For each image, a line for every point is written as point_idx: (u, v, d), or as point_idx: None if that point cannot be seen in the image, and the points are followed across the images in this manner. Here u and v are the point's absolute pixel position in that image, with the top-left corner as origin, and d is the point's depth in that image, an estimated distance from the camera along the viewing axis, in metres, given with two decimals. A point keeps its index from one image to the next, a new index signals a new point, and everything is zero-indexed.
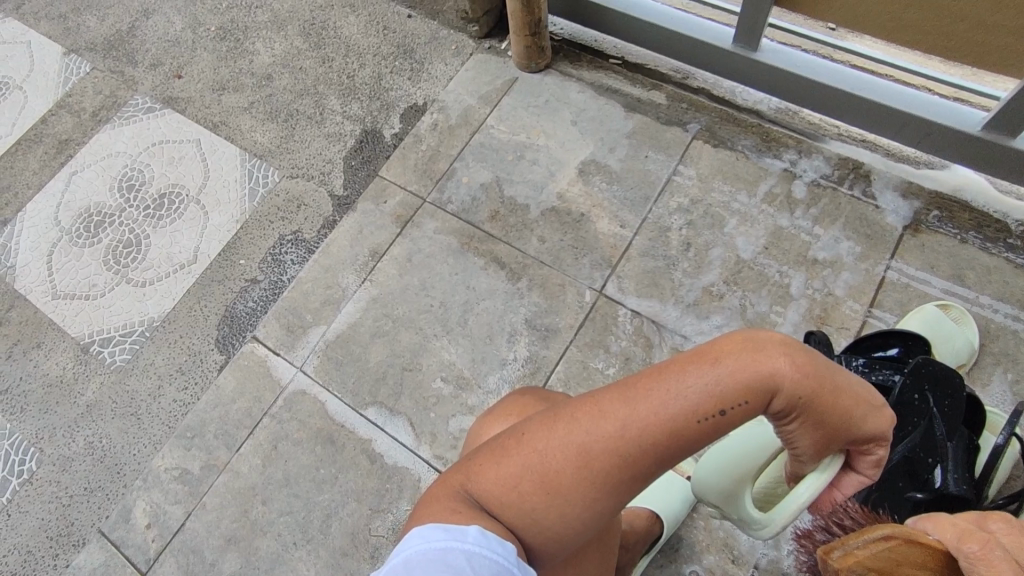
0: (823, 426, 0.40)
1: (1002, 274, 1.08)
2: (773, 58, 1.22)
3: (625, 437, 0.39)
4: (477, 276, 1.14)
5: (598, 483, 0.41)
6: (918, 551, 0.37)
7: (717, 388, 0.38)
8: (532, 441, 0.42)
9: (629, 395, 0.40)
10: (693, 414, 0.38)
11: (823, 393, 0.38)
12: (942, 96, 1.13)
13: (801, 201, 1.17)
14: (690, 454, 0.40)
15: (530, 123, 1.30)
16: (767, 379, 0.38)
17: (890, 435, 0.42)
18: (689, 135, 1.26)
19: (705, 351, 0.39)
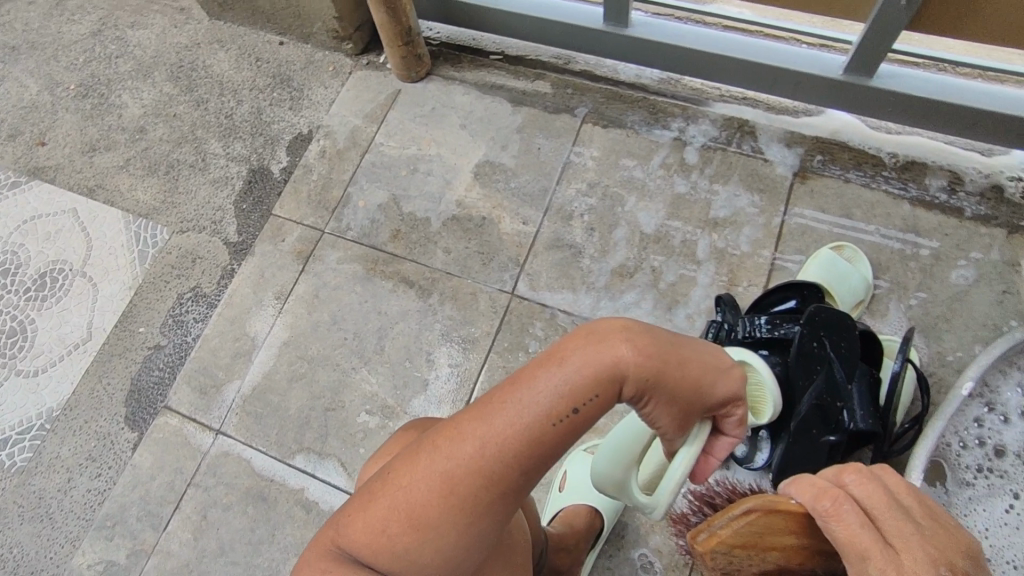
0: (678, 402, 0.41)
1: (886, 205, 1.12)
2: (644, 31, 1.23)
3: (487, 454, 0.40)
4: (389, 299, 1.12)
5: (467, 509, 0.41)
6: (778, 519, 0.38)
7: (567, 387, 0.39)
8: (397, 480, 0.42)
9: (484, 412, 0.40)
10: (548, 417, 0.39)
11: (668, 371, 0.40)
12: (810, 46, 1.18)
13: (694, 165, 1.19)
14: (553, 459, 0.41)
15: (418, 133, 1.28)
16: (612, 369, 0.39)
17: (744, 395, 0.44)
18: (578, 119, 1.26)
19: (554, 352, 0.40)
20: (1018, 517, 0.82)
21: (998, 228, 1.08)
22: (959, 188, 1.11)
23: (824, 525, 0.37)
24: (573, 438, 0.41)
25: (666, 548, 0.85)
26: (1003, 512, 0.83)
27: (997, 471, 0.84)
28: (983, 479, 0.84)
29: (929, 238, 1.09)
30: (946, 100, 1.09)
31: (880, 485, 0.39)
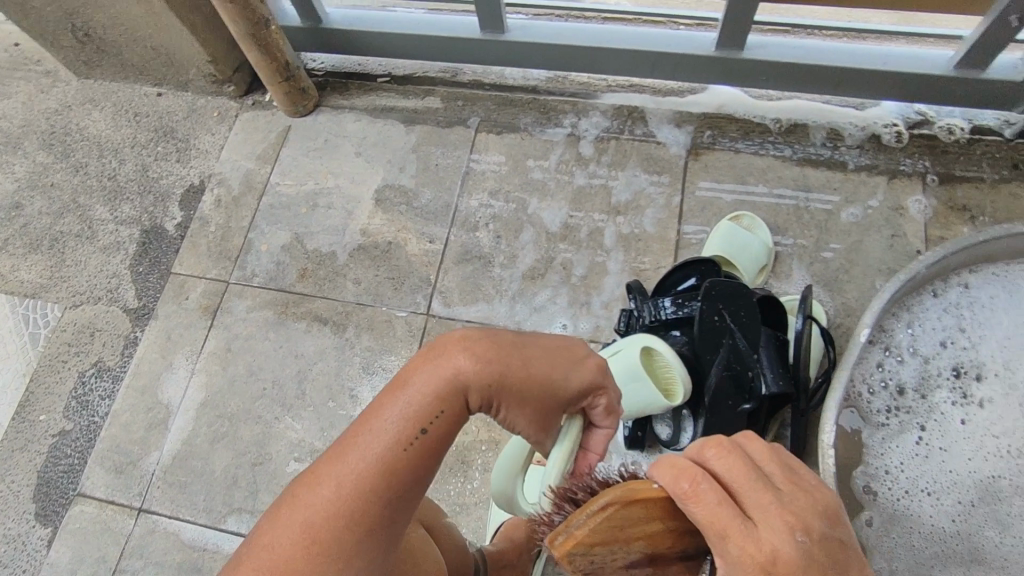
0: (525, 400, 0.51)
1: (776, 169, 1.16)
2: (522, 35, 1.23)
3: (352, 486, 0.47)
4: (305, 341, 1.08)
5: (334, 550, 0.46)
6: (637, 510, 0.38)
7: (417, 402, 0.50)
8: (269, 535, 0.47)
9: (345, 448, 0.49)
10: (402, 435, 0.49)
11: (509, 372, 0.51)
12: (688, 27, 1.22)
13: (590, 157, 1.20)
14: (415, 480, 0.49)
15: (314, 167, 1.25)
16: (453, 381, 0.50)
17: (603, 385, 0.52)
18: (472, 129, 1.26)
19: (404, 377, 0.51)
20: (926, 447, 0.86)
21: (879, 176, 1.13)
22: (839, 144, 1.16)
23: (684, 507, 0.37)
24: (429, 456, 0.49)
25: None
26: (913, 445, 0.86)
27: (904, 408, 0.88)
28: (894, 417, 0.87)
29: (819, 195, 1.13)
30: (811, 62, 1.13)
31: (739, 452, 0.40)
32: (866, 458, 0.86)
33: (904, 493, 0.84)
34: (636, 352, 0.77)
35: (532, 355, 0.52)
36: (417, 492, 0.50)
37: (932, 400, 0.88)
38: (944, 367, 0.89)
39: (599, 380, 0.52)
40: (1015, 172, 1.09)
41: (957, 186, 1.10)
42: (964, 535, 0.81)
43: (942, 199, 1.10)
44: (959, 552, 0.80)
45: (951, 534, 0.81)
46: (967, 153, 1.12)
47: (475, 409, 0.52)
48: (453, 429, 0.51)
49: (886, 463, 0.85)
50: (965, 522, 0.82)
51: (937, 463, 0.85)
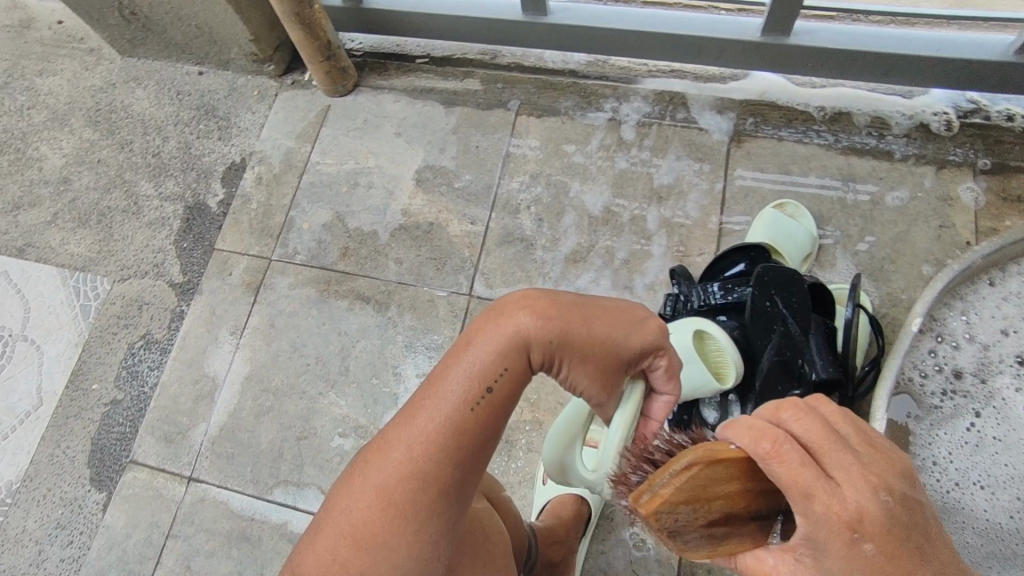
0: (587, 358, 0.50)
1: (820, 158, 1.15)
2: (563, 18, 1.22)
3: (421, 450, 0.50)
4: (348, 318, 1.10)
5: (409, 511, 0.50)
6: (719, 469, 0.38)
7: (482, 364, 0.51)
8: (349, 496, 0.51)
9: (414, 414, 0.51)
10: (467, 398, 0.50)
11: (571, 331, 0.50)
12: (731, 12, 1.20)
13: (631, 142, 1.20)
14: (481, 442, 0.51)
15: (354, 147, 1.26)
16: (515, 341, 0.51)
17: (664, 345, 0.51)
18: (512, 112, 1.26)
19: (468, 338, 0.52)
20: (978, 434, 0.86)
21: (927, 166, 1.12)
22: (886, 133, 1.15)
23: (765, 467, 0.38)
24: (494, 418, 0.51)
25: None
26: (965, 433, 0.86)
27: (961, 392, 0.88)
28: (949, 400, 0.88)
29: (865, 184, 1.12)
30: (860, 49, 1.11)
31: (815, 413, 0.40)
32: (913, 450, 0.86)
33: (955, 485, 0.84)
34: (689, 337, 0.77)
35: (594, 314, 0.51)
36: (483, 453, 0.52)
37: (993, 386, 0.87)
38: (1006, 354, 0.89)
39: (660, 341, 0.51)
40: None
41: (1009, 177, 1.09)
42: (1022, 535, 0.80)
43: (993, 190, 1.08)
44: (1018, 555, 0.80)
45: (1008, 531, 0.81)
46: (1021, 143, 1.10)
47: (537, 367, 0.52)
48: (516, 391, 0.52)
49: (935, 452, 0.86)
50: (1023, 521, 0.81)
51: (991, 455, 0.84)
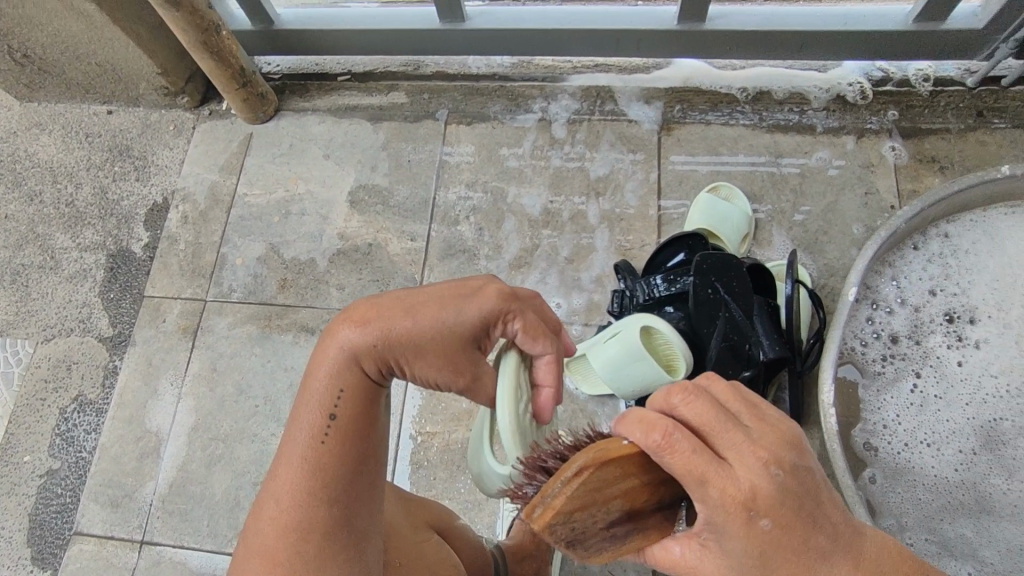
0: (424, 348, 0.54)
1: (747, 138, 1.17)
2: (481, 23, 1.20)
3: (291, 498, 0.52)
4: (294, 352, 1.06)
5: (299, 564, 0.51)
6: (611, 469, 0.38)
7: (324, 393, 0.54)
8: (241, 567, 0.52)
9: (280, 466, 0.53)
10: (318, 431, 0.53)
11: (398, 328, 0.53)
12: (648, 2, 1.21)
13: (563, 139, 1.19)
14: (348, 467, 0.53)
15: (282, 174, 1.21)
16: (343, 359, 0.54)
17: (503, 308, 0.54)
18: (441, 122, 1.24)
19: (306, 377, 0.55)
20: (922, 394, 0.89)
21: (847, 136, 1.15)
22: (806, 108, 1.18)
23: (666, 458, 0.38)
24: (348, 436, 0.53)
25: None
26: (907, 394, 0.89)
27: (899, 355, 0.90)
28: (890, 365, 0.90)
29: (791, 158, 1.15)
30: (772, 29, 1.14)
31: (703, 395, 0.40)
32: (864, 415, 0.88)
33: (904, 445, 0.87)
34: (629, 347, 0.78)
35: (418, 305, 0.54)
36: (356, 478, 0.53)
37: (927, 345, 0.91)
38: (936, 314, 0.92)
39: (496, 305, 0.54)
40: (978, 121, 1.12)
41: (924, 139, 1.13)
42: (969, 484, 0.84)
43: (910, 153, 1.12)
44: (967, 502, 0.84)
45: (956, 483, 0.85)
46: (931, 105, 1.14)
47: (383, 370, 0.55)
48: (364, 406, 0.54)
49: (884, 416, 0.88)
50: (968, 471, 0.85)
51: (933, 412, 0.88)
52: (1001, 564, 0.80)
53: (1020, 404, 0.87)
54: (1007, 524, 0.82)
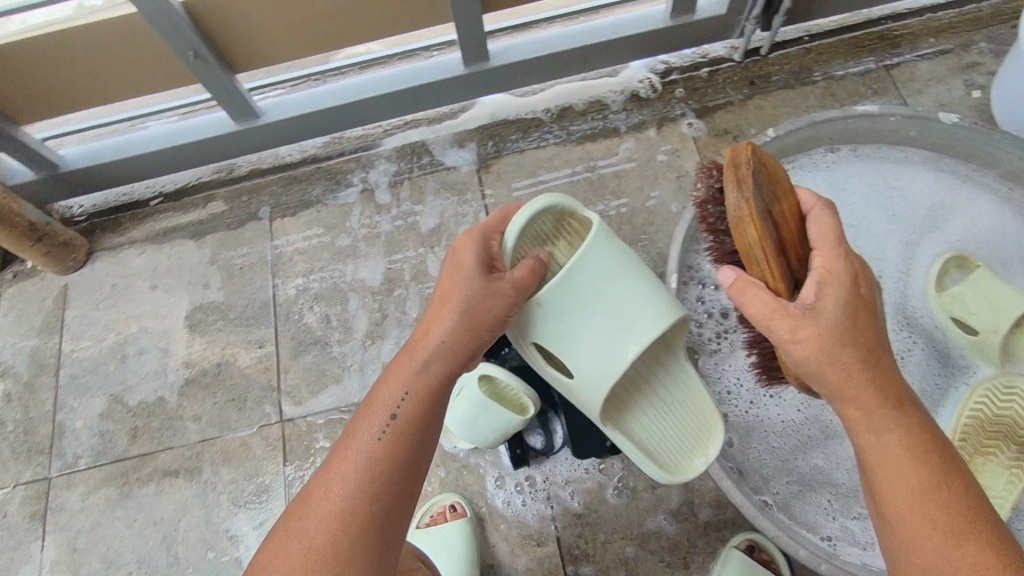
0: (457, 320, 0.65)
1: (560, 155, 1.21)
2: (277, 114, 1.17)
3: (344, 488, 0.60)
4: (161, 501, 1.01)
5: (333, 551, 0.57)
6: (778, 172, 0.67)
7: (389, 397, 0.64)
8: (280, 546, 0.58)
9: (341, 456, 0.62)
10: (378, 430, 0.62)
11: (440, 310, 0.66)
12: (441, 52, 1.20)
13: (388, 203, 1.18)
14: (395, 472, 0.61)
15: (109, 318, 1.14)
16: (407, 366, 0.65)
17: (489, 243, 0.69)
18: (266, 220, 1.19)
19: (379, 384, 0.66)
20: None
21: (649, 128, 1.21)
22: (607, 113, 1.23)
23: (827, 215, 0.66)
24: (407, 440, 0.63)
25: (535, 563, 0.91)
26: (742, 359, 0.96)
27: (731, 328, 0.97)
28: (724, 340, 0.96)
29: (605, 161, 1.20)
30: (553, 51, 1.18)
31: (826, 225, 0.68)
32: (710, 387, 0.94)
33: (750, 404, 0.93)
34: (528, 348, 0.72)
35: (445, 294, 0.67)
36: (399, 485, 0.61)
37: None
38: None
39: (485, 245, 0.68)
40: (753, 89, 1.22)
41: (713, 115, 1.21)
42: (813, 419, 0.92)
43: (706, 131, 1.20)
44: (814, 435, 0.91)
45: (804, 423, 0.92)
46: (711, 84, 1.23)
47: (437, 364, 0.65)
48: (427, 407, 0.65)
49: (726, 384, 0.95)
50: (809, 407, 0.92)
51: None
52: (851, 482, 0.89)
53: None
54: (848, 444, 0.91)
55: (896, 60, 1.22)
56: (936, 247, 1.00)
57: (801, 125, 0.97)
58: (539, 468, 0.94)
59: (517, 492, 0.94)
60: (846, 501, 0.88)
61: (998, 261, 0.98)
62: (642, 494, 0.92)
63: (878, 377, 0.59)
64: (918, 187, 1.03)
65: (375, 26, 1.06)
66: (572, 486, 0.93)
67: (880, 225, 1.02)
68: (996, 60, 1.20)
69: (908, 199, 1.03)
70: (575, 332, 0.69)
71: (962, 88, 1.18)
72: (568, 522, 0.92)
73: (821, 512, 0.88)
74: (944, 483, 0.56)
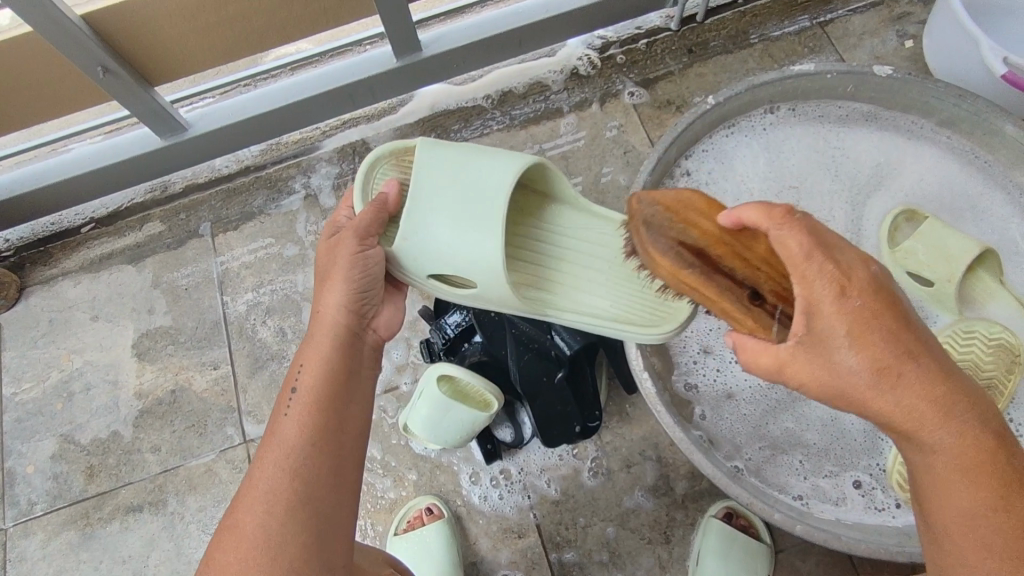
0: (328, 283, 0.66)
1: (505, 141, 1.20)
2: (206, 124, 1.12)
3: (264, 472, 0.57)
4: (127, 539, 0.97)
5: (262, 535, 0.54)
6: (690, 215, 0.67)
7: (293, 375, 0.63)
8: (216, 550, 0.55)
9: (263, 446, 0.60)
10: (287, 409, 0.61)
11: (320, 285, 0.67)
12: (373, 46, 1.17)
13: (333, 206, 1.15)
14: (310, 443, 0.58)
15: (50, 355, 1.08)
16: (306, 343, 0.65)
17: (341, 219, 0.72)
18: (207, 237, 1.14)
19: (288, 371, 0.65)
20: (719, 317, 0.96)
21: (593, 105, 1.20)
22: (548, 93, 1.21)
23: (786, 232, 0.55)
24: (322, 411, 0.60)
25: (517, 555, 0.90)
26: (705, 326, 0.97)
27: None
28: None
29: (550, 143, 1.18)
30: (489, 35, 1.14)
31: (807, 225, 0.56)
32: (677, 361, 0.94)
33: (718, 371, 0.94)
34: (427, 283, 0.72)
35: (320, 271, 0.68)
36: (319, 457, 0.58)
37: None
38: None
39: (337, 222, 0.72)
40: (692, 57, 1.22)
41: (655, 87, 1.20)
42: None
43: (649, 103, 1.19)
44: (783, 399, 0.93)
45: (771, 387, 0.93)
46: (650, 56, 1.22)
47: (329, 330, 0.65)
48: (332, 372, 0.63)
49: (690, 354, 0.95)
50: None
51: None
52: (821, 441, 0.91)
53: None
54: (815, 406, 0.92)
55: (830, 16, 1.22)
56: (886, 203, 1.03)
57: (740, 90, 0.96)
58: (513, 460, 0.93)
59: (493, 487, 0.93)
60: (819, 461, 0.90)
61: (946, 212, 1.01)
62: (617, 473, 0.92)
63: (908, 396, 0.52)
64: (864, 147, 1.04)
65: (299, 23, 1.01)
66: (547, 474, 0.92)
67: (822, 185, 1.04)
68: (925, 9, 1.21)
69: (853, 158, 1.04)
70: (446, 242, 0.68)
71: (895, 40, 1.20)
72: (547, 510, 0.91)
73: (792, 472, 0.89)
74: (1003, 506, 0.51)
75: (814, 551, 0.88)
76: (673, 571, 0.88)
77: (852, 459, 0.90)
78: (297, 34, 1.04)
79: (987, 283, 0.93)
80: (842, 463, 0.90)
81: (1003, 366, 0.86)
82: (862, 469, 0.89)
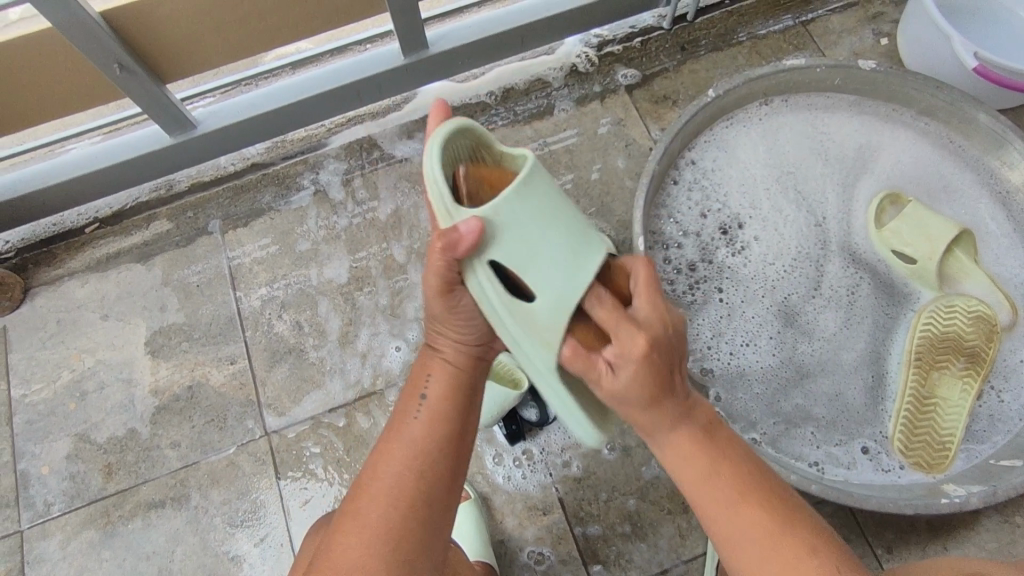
0: (459, 323, 0.67)
1: (509, 135, 1.23)
2: (214, 122, 1.12)
3: (394, 474, 0.61)
4: (150, 535, 0.97)
5: (393, 536, 0.58)
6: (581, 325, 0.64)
7: (418, 388, 0.66)
8: (344, 536, 0.58)
9: (388, 441, 0.63)
10: (411, 415, 0.64)
11: (443, 316, 0.67)
12: (376, 45, 1.19)
13: (343, 199, 1.16)
14: (441, 462, 0.62)
15: (59, 355, 1.07)
16: (432, 358, 0.69)
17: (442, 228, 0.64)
18: (216, 234, 1.15)
19: (413, 378, 0.68)
20: (727, 304, 1.02)
21: (592, 101, 1.24)
22: (549, 90, 1.25)
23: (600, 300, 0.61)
24: (454, 424, 0.65)
25: (543, 532, 0.93)
26: (714, 312, 1.02)
27: (700, 279, 1.03)
28: (697, 291, 1.03)
29: (553, 138, 1.23)
30: (492, 33, 1.17)
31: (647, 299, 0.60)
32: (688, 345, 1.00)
33: (731, 354, 1.00)
34: (489, 285, 0.63)
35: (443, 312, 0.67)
36: (450, 476, 0.63)
37: (718, 261, 1.04)
38: (713, 231, 1.06)
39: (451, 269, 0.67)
40: (684, 54, 1.27)
41: (651, 83, 1.25)
42: (784, 360, 0.99)
43: (646, 99, 1.24)
44: (787, 373, 0.99)
45: (775, 364, 0.99)
46: (645, 53, 1.27)
47: (452, 361, 0.68)
48: (461, 400, 0.67)
49: (704, 340, 1.00)
50: (777, 351, 1.00)
51: (739, 317, 1.02)
52: (828, 414, 0.96)
53: (797, 274, 1.04)
54: (819, 380, 0.98)
55: (810, 16, 1.30)
56: (871, 187, 1.08)
57: (737, 83, 1.02)
58: (535, 440, 0.96)
59: (518, 466, 0.96)
60: (828, 432, 0.95)
61: (924, 194, 1.07)
62: (635, 449, 0.96)
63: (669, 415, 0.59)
64: (845, 132, 1.10)
65: (314, 21, 1.03)
66: (569, 452, 0.96)
67: (816, 168, 1.09)
68: (897, 9, 1.29)
69: (837, 143, 1.10)
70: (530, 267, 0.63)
71: (871, 38, 1.28)
72: (570, 487, 0.95)
73: (806, 443, 0.95)
74: (775, 529, 0.57)
75: (822, 513, 0.94)
76: (693, 538, 0.92)
77: (858, 428, 0.95)
78: (310, 29, 1.05)
79: (962, 263, 0.99)
80: (850, 432, 0.95)
81: (983, 334, 0.93)
82: (868, 436, 0.95)
